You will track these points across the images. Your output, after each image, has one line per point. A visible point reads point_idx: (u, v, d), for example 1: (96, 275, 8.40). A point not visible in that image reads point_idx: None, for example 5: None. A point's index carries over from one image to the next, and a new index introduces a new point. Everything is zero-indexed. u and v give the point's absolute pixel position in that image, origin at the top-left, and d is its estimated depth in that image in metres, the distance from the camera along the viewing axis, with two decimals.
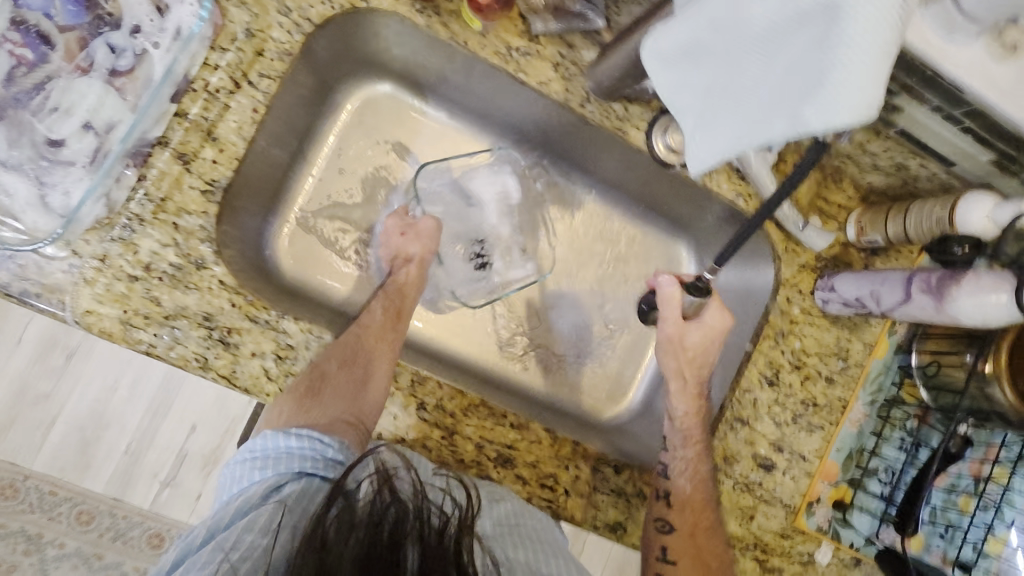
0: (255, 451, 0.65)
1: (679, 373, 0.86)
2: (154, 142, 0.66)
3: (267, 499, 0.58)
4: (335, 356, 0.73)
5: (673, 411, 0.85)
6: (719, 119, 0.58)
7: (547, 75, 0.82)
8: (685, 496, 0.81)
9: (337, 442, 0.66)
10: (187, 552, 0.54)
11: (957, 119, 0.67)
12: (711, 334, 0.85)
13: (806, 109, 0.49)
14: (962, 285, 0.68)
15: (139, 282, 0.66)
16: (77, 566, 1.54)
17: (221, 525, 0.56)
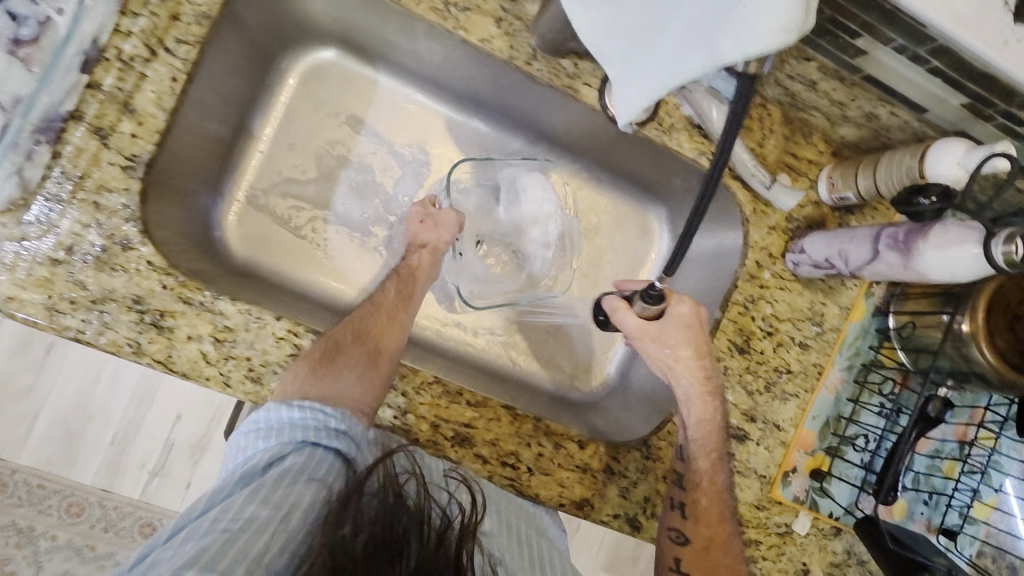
0: (258, 423, 0.68)
1: (673, 372, 0.79)
2: (66, 117, 0.64)
3: (270, 469, 0.64)
4: (350, 329, 0.74)
5: (686, 418, 0.80)
6: (642, 63, 0.54)
7: (489, 31, 0.79)
8: (700, 508, 0.79)
9: (339, 413, 0.69)
10: (185, 522, 0.59)
11: (925, 59, 0.65)
12: (693, 326, 0.78)
13: (720, 39, 0.45)
14: (928, 239, 0.65)
15: (61, 266, 0.65)
16: (69, 559, 1.41)
17: (221, 493, 0.61)
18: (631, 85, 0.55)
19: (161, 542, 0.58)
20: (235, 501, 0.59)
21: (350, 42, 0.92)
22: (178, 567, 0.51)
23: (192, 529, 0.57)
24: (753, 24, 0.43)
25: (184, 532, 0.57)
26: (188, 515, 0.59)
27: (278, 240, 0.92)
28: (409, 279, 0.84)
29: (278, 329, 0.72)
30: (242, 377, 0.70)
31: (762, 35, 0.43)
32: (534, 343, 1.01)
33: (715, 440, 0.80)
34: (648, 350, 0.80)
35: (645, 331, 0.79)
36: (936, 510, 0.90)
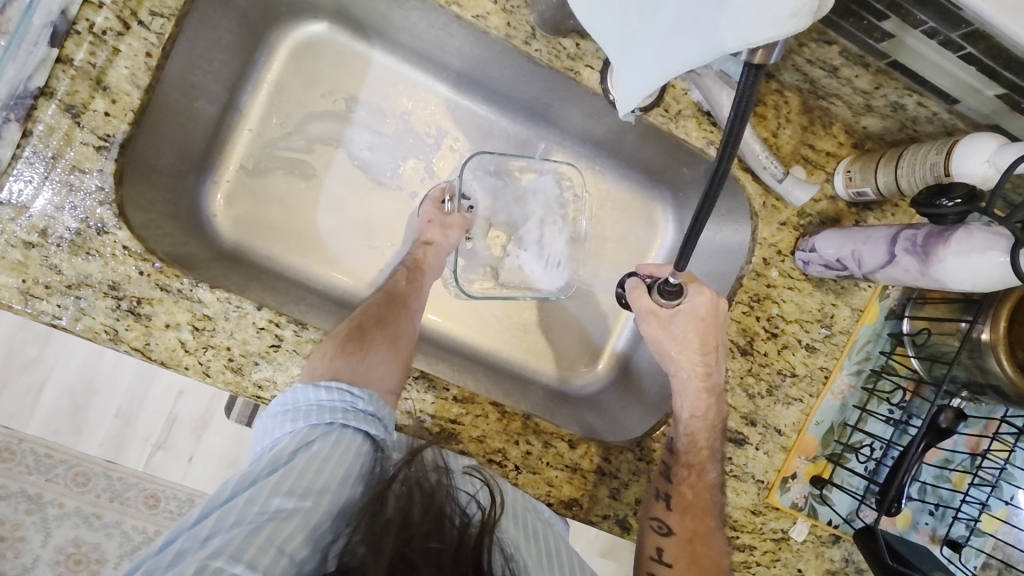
0: (284, 405, 0.64)
1: (675, 361, 0.78)
2: (37, 93, 0.62)
3: (297, 454, 0.59)
4: (371, 314, 0.75)
5: (677, 411, 0.79)
6: (640, 45, 0.47)
7: (486, 7, 0.74)
8: (685, 501, 0.77)
9: (367, 393, 0.65)
10: (209, 510, 0.54)
11: (957, 45, 0.59)
12: (705, 319, 0.76)
13: (723, 23, 0.40)
14: (950, 245, 0.60)
15: (36, 249, 0.63)
16: (78, 525, 1.38)
17: (246, 480, 0.57)
18: (627, 69, 0.49)
19: (187, 527, 0.53)
20: (262, 485, 0.56)
21: (344, 16, 0.87)
22: (204, 558, 0.48)
23: (218, 517, 0.53)
24: (761, 9, 0.39)
25: (210, 520, 0.53)
26: (211, 503, 0.55)
27: (267, 222, 0.89)
28: (418, 268, 0.83)
29: (259, 319, 0.70)
30: (221, 367, 0.68)
31: (771, 22, 0.39)
32: (533, 335, 0.98)
33: (704, 437, 0.78)
34: (654, 334, 0.78)
35: (658, 317, 0.77)
36: (941, 521, 0.86)
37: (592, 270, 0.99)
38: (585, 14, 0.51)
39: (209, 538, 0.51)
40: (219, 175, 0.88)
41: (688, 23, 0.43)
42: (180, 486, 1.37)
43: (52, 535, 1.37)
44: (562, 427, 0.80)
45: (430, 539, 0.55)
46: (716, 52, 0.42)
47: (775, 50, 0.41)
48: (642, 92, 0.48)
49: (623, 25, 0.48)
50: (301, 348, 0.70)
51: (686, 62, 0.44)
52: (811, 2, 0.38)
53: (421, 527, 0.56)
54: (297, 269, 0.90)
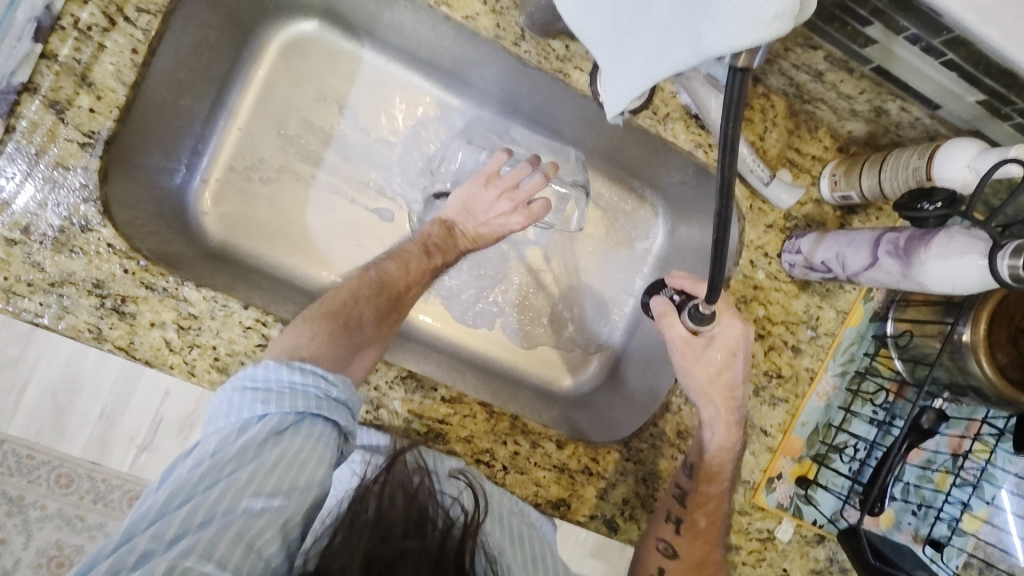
0: (255, 380, 0.61)
1: (706, 394, 0.78)
2: (20, 89, 0.62)
3: (268, 447, 0.57)
4: (375, 305, 0.73)
5: (708, 440, 0.79)
6: (629, 48, 0.47)
7: (477, 8, 0.74)
8: (697, 527, 0.79)
9: (342, 381, 0.64)
10: (171, 506, 0.51)
11: (939, 51, 0.60)
12: (734, 351, 0.77)
13: (706, 26, 0.40)
14: (930, 248, 0.61)
15: (18, 246, 0.62)
16: (61, 528, 1.37)
17: (212, 473, 0.53)
18: (618, 73, 0.49)
19: (145, 523, 0.50)
20: (231, 480, 0.53)
21: (334, 15, 0.87)
22: (173, 557, 0.47)
23: (186, 513, 0.50)
24: (743, 11, 0.37)
25: (178, 515, 0.50)
26: (174, 491, 0.52)
27: (254, 223, 0.89)
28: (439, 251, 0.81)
29: (246, 318, 0.69)
30: (207, 366, 0.68)
31: (754, 25, 0.37)
32: (522, 336, 0.99)
33: (727, 467, 0.80)
34: (685, 365, 0.77)
35: (691, 346, 0.76)
36: (924, 521, 0.87)
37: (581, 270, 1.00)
38: (576, 17, 0.52)
39: (177, 540, 0.49)
40: (205, 174, 0.87)
41: (676, 26, 0.42)
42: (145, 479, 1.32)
43: (33, 538, 1.37)
44: (549, 428, 0.80)
45: (412, 541, 0.55)
46: (700, 54, 0.41)
47: (758, 53, 0.38)
48: (629, 94, 0.48)
49: (615, 27, 0.48)
50: None
51: (674, 64, 0.44)
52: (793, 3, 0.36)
53: (399, 527, 0.56)
54: (286, 269, 0.89)
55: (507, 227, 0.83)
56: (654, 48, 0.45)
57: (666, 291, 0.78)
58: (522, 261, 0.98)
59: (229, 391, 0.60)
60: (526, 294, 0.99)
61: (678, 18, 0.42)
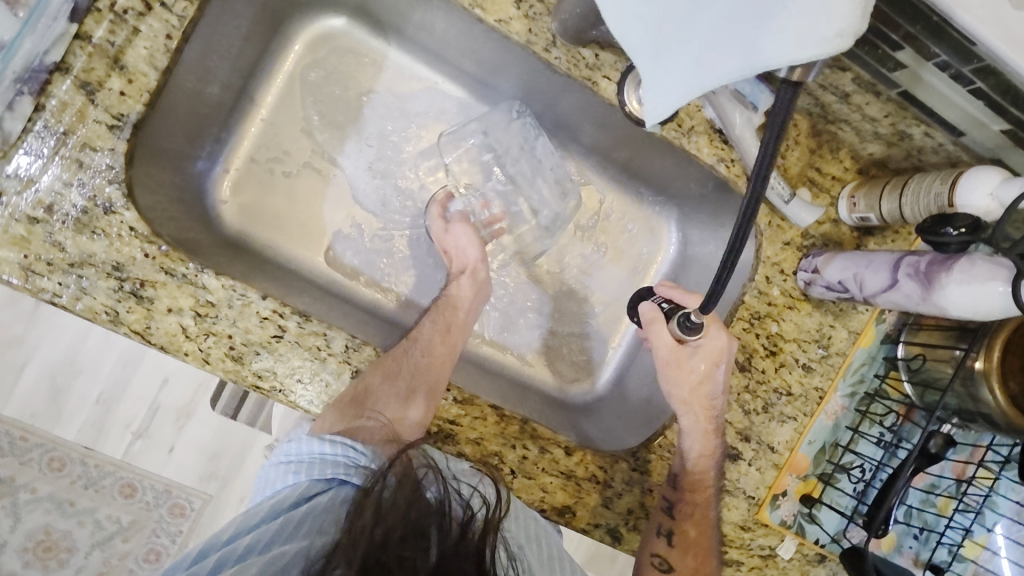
0: (290, 456, 0.66)
1: (686, 403, 0.79)
2: (52, 68, 0.61)
3: (298, 505, 0.59)
4: (381, 368, 0.72)
5: (687, 450, 0.79)
6: (683, 51, 0.46)
7: (510, 13, 0.74)
8: (688, 540, 0.78)
9: (370, 452, 0.66)
10: (210, 548, 0.55)
11: (968, 79, 0.61)
12: (721, 362, 0.78)
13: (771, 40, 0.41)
14: (952, 273, 0.62)
15: (40, 225, 0.62)
16: (50, 512, 1.42)
17: (246, 526, 0.57)
18: (664, 77, 0.48)
19: (187, 565, 0.55)
20: (262, 529, 0.56)
21: (364, 11, 0.88)
22: None
23: (219, 556, 0.53)
24: (809, 28, 0.40)
25: (211, 558, 0.54)
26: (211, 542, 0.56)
27: (270, 216, 0.89)
28: (450, 307, 0.83)
29: (263, 309, 0.69)
30: (222, 355, 0.67)
31: (818, 39, 0.40)
32: (530, 342, 0.99)
33: (711, 476, 0.79)
34: (671, 372, 0.79)
35: (676, 355, 0.78)
36: (925, 545, 0.87)
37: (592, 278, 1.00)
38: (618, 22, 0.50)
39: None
40: (224, 164, 0.87)
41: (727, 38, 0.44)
42: (157, 476, 1.42)
43: (21, 521, 1.41)
44: (558, 434, 0.81)
45: (413, 548, 0.54)
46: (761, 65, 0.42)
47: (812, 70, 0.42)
48: (679, 97, 0.47)
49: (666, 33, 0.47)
50: (304, 339, 0.70)
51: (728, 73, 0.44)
52: (855, 23, 0.39)
53: (398, 532, 0.55)
54: (301, 261, 0.90)
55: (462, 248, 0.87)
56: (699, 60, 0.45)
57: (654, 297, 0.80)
58: (534, 265, 0.98)
59: (276, 467, 0.66)
60: (536, 299, 0.99)
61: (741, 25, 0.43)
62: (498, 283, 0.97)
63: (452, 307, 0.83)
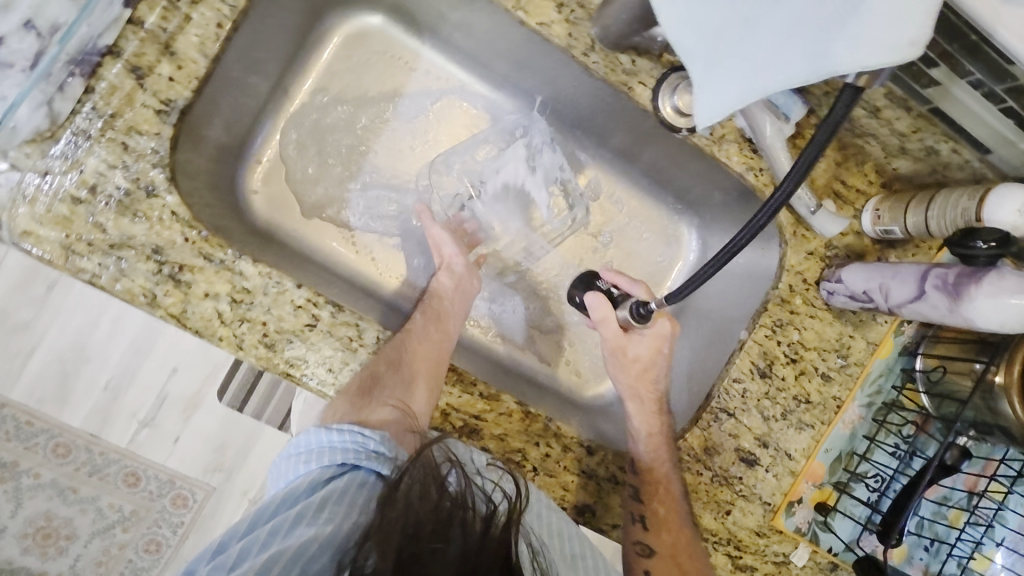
0: (300, 447, 0.65)
1: (632, 389, 0.85)
2: (104, 51, 0.63)
3: (314, 492, 0.58)
4: (385, 357, 0.72)
5: (636, 430, 0.83)
6: (745, 59, 0.50)
7: (550, 16, 0.76)
8: (660, 518, 0.77)
9: (379, 435, 0.65)
10: (231, 540, 0.54)
11: (1000, 97, 0.65)
12: (660, 346, 0.85)
13: (841, 47, 0.47)
14: (981, 285, 0.63)
15: (83, 206, 0.63)
16: (52, 498, 1.40)
17: (265, 514, 0.56)
18: (724, 82, 0.51)
19: (207, 559, 0.53)
20: (283, 517, 0.54)
21: (401, 10, 0.89)
22: None
23: (241, 546, 0.52)
24: (878, 38, 0.45)
25: (235, 549, 0.52)
26: (232, 533, 0.55)
27: (297, 209, 0.90)
28: (436, 297, 0.84)
29: (298, 297, 0.70)
30: (255, 341, 0.68)
31: (890, 49, 0.45)
32: (548, 342, 0.99)
33: (665, 451, 0.81)
34: (619, 361, 0.85)
35: (623, 343, 0.84)
36: (935, 557, 0.88)
37: None
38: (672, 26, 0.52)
39: (236, 567, 0.51)
40: (256, 155, 0.88)
41: (799, 44, 0.48)
42: (161, 466, 1.41)
43: (21, 507, 1.40)
44: (580, 434, 0.82)
45: (444, 541, 0.52)
46: (829, 70, 0.47)
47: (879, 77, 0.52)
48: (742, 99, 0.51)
49: (723, 41, 0.51)
50: (336, 329, 0.71)
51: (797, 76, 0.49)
52: (923, 34, 0.45)
53: (427, 525, 0.53)
54: (326, 254, 0.90)
55: (440, 242, 0.87)
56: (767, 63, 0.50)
57: (598, 286, 0.85)
58: (556, 267, 0.99)
59: (286, 458, 0.66)
60: (555, 301, 1.00)
61: (809, 32, 0.48)
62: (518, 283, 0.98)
63: (438, 297, 0.84)
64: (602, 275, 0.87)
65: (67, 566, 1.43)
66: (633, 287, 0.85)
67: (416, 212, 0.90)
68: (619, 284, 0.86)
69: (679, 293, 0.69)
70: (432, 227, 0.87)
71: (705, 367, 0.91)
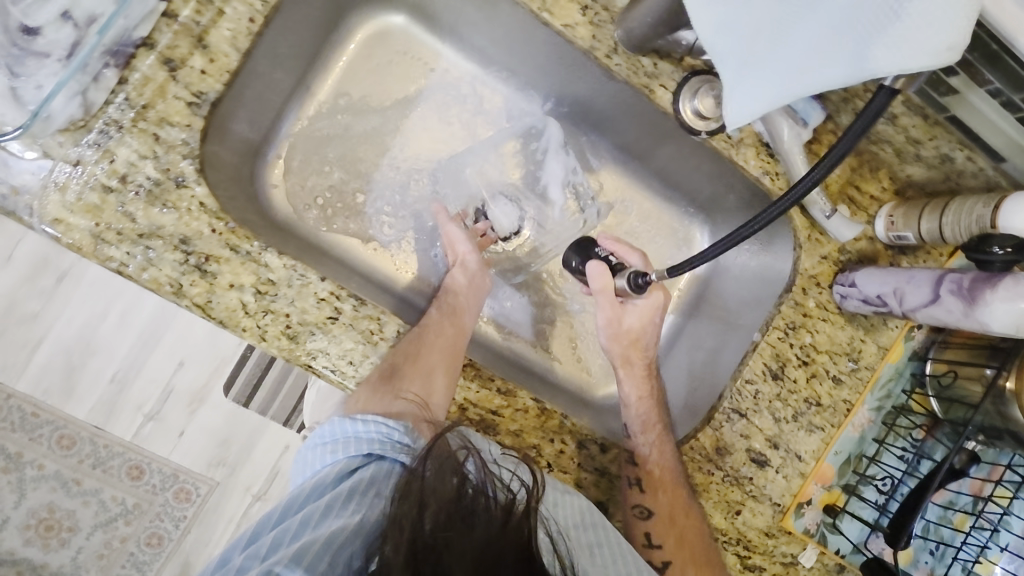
0: (324, 438, 0.65)
1: (624, 357, 0.86)
2: (139, 43, 0.64)
3: (341, 483, 0.59)
4: (402, 350, 0.72)
5: (626, 396, 0.85)
6: (779, 62, 0.53)
7: (574, 18, 0.77)
8: (656, 479, 0.78)
9: (402, 426, 0.65)
10: (263, 530, 0.55)
11: (1017, 107, 0.68)
12: (652, 314, 0.86)
13: (879, 51, 0.49)
14: (997, 290, 0.65)
15: (114, 195, 0.64)
16: (55, 490, 1.39)
17: (294, 505, 0.57)
18: (757, 85, 0.53)
19: (242, 547, 0.55)
20: (313, 507, 0.56)
21: (423, 10, 0.90)
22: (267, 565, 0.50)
23: (274, 536, 0.53)
24: (918, 43, 0.47)
25: (267, 539, 0.53)
26: (264, 522, 0.56)
27: (315, 204, 0.91)
28: (451, 292, 0.85)
29: (321, 290, 0.70)
30: (278, 332, 0.68)
31: (928, 53, 0.47)
32: (561, 341, 1.00)
33: (655, 414, 0.84)
34: (613, 330, 0.85)
35: (617, 313, 0.84)
36: (941, 561, 0.89)
37: None
38: (707, 30, 0.55)
39: (269, 556, 0.52)
40: (277, 150, 0.89)
41: (837, 46, 0.50)
42: (165, 460, 1.41)
43: (25, 498, 1.39)
44: (594, 431, 0.83)
45: (458, 533, 0.52)
46: (868, 73, 0.49)
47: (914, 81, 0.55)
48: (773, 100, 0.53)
49: (756, 46, 0.53)
50: (358, 322, 0.72)
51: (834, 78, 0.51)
52: (960, 40, 0.47)
53: (439, 516, 0.53)
54: (343, 249, 0.91)
55: (456, 238, 0.89)
56: (803, 64, 0.52)
57: (596, 252, 0.85)
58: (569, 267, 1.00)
59: (309, 445, 0.66)
60: (568, 300, 1.00)
61: (847, 37, 0.50)
62: (532, 282, 0.99)
63: (454, 294, 0.85)
64: (601, 240, 0.87)
65: (68, 558, 1.40)
66: (627, 252, 0.86)
67: (434, 211, 0.93)
68: (615, 249, 0.86)
69: (678, 268, 0.72)
70: (449, 224, 0.90)
71: (719, 367, 0.92)
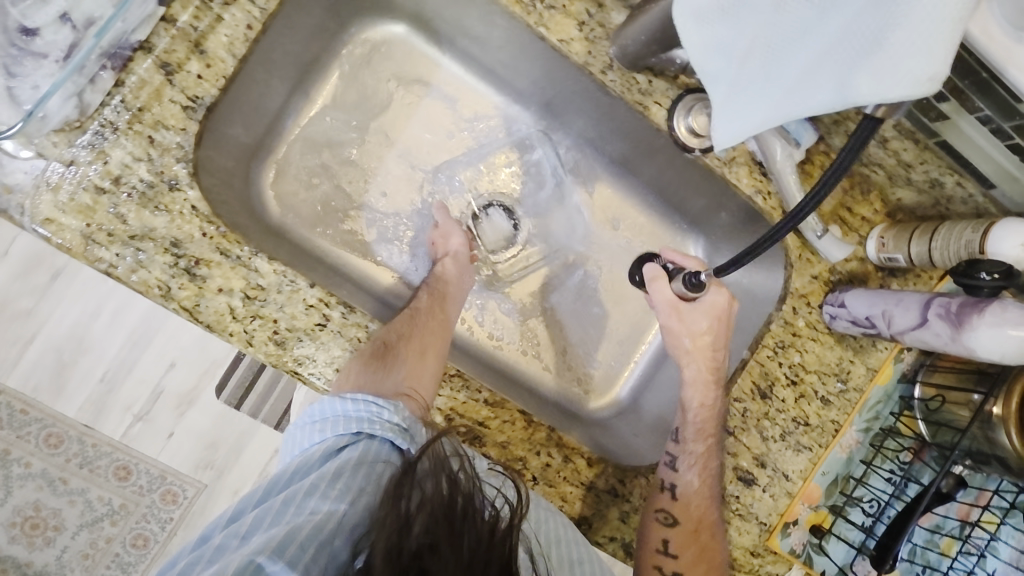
0: (314, 416, 0.65)
1: (687, 353, 0.85)
2: (136, 47, 0.64)
3: (326, 463, 0.58)
4: (395, 329, 0.74)
5: (687, 400, 0.84)
6: (763, 87, 0.54)
7: (571, 33, 0.78)
8: (688, 490, 0.80)
9: (393, 405, 0.65)
10: (245, 508, 0.55)
11: (1007, 134, 0.68)
12: (721, 317, 0.84)
13: (859, 78, 0.48)
14: (984, 315, 0.65)
15: (106, 196, 0.64)
16: (41, 488, 1.40)
17: (278, 485, 0.57)
18: (743, 108, 0.56)
19: (222, 526, 0.54)
20: (296, 487, 0.55)
21: (422, 21, 0.91)
22: (248, 554, 0.48)
23: (256, 515, 0.53)
24: (899, 70, 0.45)
25: (248, 518, 0.53)
26: (247, 500, 0.56)
27: (308, 211, 0.91)
28: (440, 280, 0.85)
29: (310, 297, 0.70)
30: (265, 338, 0.68)
31: (909, 82, 0.45)
32: (551, 354, 1.00)
33: (716, 423, 0.83)
34: (674, 331, 0.85)
35: (676, 309, 0.85)
36: None
37: (614, 297, 1.01)
38: (697, 55, 0.58)
39: (249, 535, 0.51)
40: (273, 155, 0.90)
41: (822, 72, 0.50)
42: (152, 460, 1.40)
43: (12, 495, 1.41)
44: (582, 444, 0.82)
45: (442, 541, 0.50)
46: (846, 100, 0.49)
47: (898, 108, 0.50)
48: (756, 123, 0.56)
49: (744, 68, 0.56)
50: (346, 330, 0.71)
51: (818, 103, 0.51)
52: (943, 69, 0.45)
53: (424, 520, 0.52)
54: (336, 255, 0.91)
55: (450, 234, 0.89)
56: (787, 88, 0.53)
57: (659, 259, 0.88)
58: (561, 280, 1.01)
59: (294, 431, 0.66)
60: (560, 313, 1.00)
61: (829, 63, 0.49)
62: (523, 293, 0.99)
63: (443, 282, 0.85)
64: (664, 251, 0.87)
65: (53, 557, 1.44)
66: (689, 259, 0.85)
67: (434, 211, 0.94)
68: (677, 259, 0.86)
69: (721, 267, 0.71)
70: (447, 218, 0.91)
71: None
